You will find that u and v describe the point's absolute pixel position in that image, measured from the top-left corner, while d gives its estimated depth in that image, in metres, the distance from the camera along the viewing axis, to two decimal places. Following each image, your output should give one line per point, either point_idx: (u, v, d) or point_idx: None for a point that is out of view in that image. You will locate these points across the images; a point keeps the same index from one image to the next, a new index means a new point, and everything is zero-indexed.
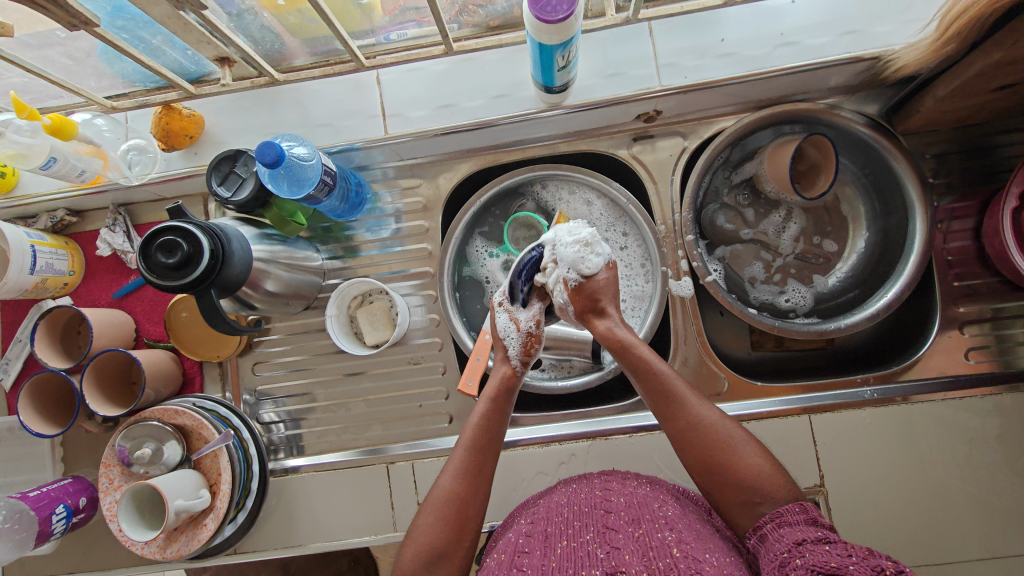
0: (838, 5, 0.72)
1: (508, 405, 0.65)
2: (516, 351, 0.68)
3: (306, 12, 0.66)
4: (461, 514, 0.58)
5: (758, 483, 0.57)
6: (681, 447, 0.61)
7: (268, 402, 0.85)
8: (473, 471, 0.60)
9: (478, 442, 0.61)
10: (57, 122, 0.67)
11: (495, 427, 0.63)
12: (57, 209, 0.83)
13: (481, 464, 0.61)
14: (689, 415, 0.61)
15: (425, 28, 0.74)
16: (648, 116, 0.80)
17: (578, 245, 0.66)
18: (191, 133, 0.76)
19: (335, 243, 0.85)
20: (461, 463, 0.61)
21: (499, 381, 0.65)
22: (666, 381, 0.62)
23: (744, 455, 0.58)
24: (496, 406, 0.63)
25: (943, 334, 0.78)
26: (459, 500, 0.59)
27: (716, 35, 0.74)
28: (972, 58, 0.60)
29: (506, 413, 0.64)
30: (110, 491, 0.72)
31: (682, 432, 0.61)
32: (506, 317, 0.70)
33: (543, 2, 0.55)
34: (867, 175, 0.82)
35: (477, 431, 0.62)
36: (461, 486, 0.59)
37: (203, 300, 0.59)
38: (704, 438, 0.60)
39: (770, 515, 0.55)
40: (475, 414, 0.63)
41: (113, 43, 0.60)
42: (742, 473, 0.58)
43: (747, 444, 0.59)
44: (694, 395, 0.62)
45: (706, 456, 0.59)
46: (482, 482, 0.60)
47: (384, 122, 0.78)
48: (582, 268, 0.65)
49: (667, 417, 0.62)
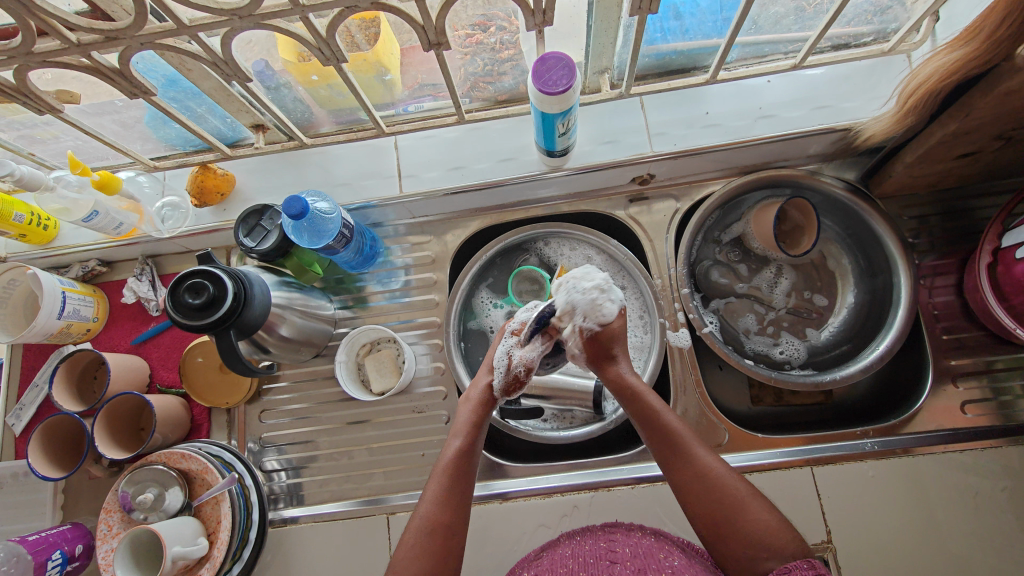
0: (810, 84, 0.80)
1: (482, 429, 0.66)
2: (498, 382, 0.68)
3: (335, 86, 0.74)
4: (444, 543, 0.59)
5: (766, 538, 0.57)
6: (687, 498, 0.61)
7: (271, 450, 0.86)
8: (452, 499, 0.61)
9: (455, 468, 0.62)
10: (105, 178, 0.74)
11: (469, 452, 0.64)
12: (89, 259, 0.88)
13: (459, 490, 0.62)
14: (696, 466, 0.61)
15: (440, 102, 0.81)
16: (642, 179, 0.87)
17: (593, 291, 0.66)
18: (223, 190, 0.83)
19: (346, 294, 0.90)
20: (440, 491, 0.61)
21: (474, 405, 0.67)
22: (672, 431, 0.63)
23: (753, 508, 0.59)
24: (472, 431, 0.65)
25: (938, 387, 0.80)
26: (441, 530, 0.59)
27: (701, 108, 0.82)
28: (932, 127, 0.66)
29: (478, 439, 0.65)
30: (107, 539, 0.71)
31: (691, 483, 0.61)
32: (507, 346, 0.70)
33: (546, 78, 0.63)
34: (850, 235, 0.87)
35: (455, 455, 0.63)
36: (441, 514, 0.60)
37: (222, 340, 0.62)
38: (711, 490, 0.60)
39: (778, 569, 0.54)
40: (452, 440, 0.65)
41: (165, 110, 0.67)
42: (750, 527, 0.58)
43: (754, 498, 0.59)
44: (701, 447, 0.63)
45: (713, 508, 0.59)
46: (459, 506, 0.61)
47: (399, 183, 0.85)
48: (598, 316, 0.65)
49: (671, 468, 0.63)
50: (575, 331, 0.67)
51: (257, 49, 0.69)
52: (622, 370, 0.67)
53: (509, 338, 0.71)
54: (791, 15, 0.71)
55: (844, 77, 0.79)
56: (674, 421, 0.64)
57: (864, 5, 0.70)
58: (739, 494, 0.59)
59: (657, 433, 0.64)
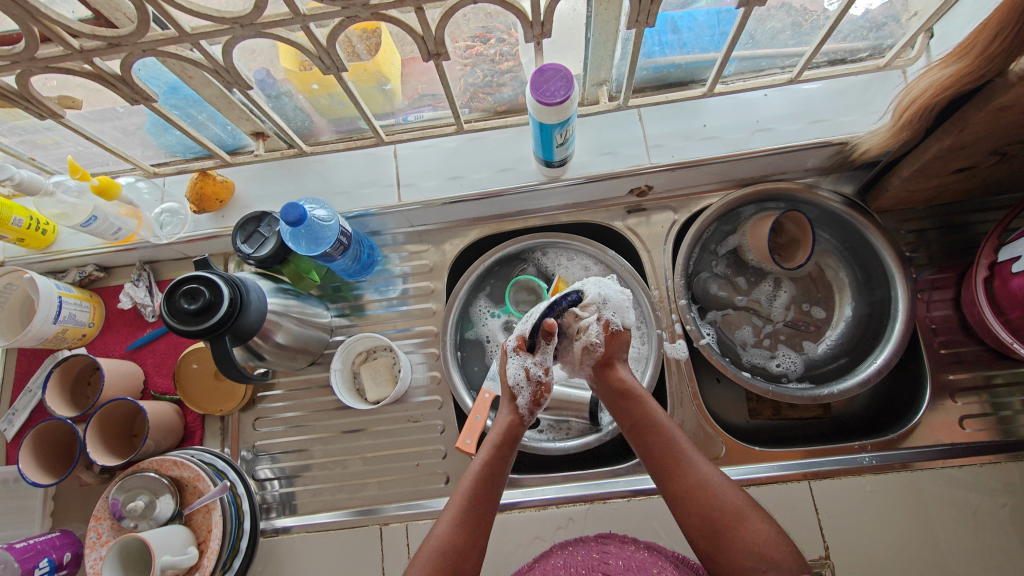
0: (807, 98, 0.81)
1: (508, 456, 0.66)
2: (525, 397, 0.69)
3: (335, 96, 0.75)
4: (457, 568, 0.58)
5: (764, 549, 0.55)
6: (683, 509, 0.61)
7: (265, 458, 0.85)
8: (470, 522, 0.60)
9: (480, 492, 0.62)
10: (104, 183, 0.74)
11: (495, 478, 0.64)
12: (87, 265, 0.88)
13: (477, 515, 0.61)
14: (693, 475, 0.62)
15: (439, 112, 0.82)
16: (640, 191, 0.87)
17: (624, 294, 0.72)
18: (221, 197, 0.84)
19: (343, 302, 0.90)
20: (457, 513, 0.61)
21: (500, 429, 0.67)
22: (671, 439, 0.64)
23: (750, 518, 0.58)
24: (497, 454, 0.65)
25: (937, 402, 0.80)
26: (454, 553, 0.58)
27: (699, 121, 0.82)
28: (928, 142, 0.67)
29: (504, 466, 0.65)
30: (96, 547, 0.70)
31: (688, 492, 0.61)
32: (518, 363, 0.69)
33: (544, 88, 0.64)
34: (847, 248, 0.88)
35: (480, 478, 0.63)
36: (457, 535, 0.59)
37: (217, 346, 0.62)
38: (708, 499, 0.60)
39: None
40: (476, 462, 0.64)
41: (165, 116, 0.68)
42: (747, 536, 0.57)
43: (753, 511, 0.59)
44: (699, 458, 0.64)
45: (711, 518, 0.59)
46: (479, 534, 0.60)
47: (398, 191, 0.86)
48: (625, 315, 0.71)
49: (667, 478, 0.63)
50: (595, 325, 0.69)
51: (259, 59, 0.70)
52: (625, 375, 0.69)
53: (517, 356, 0.70)
54: (787, 30, 0.72)
55: (840, 92, 0.80)
56: (673, 429, 0.65)
57: (859, 21, 0.71)
58: (736, 505, 0.59)
59: (656, 440, 0.65)
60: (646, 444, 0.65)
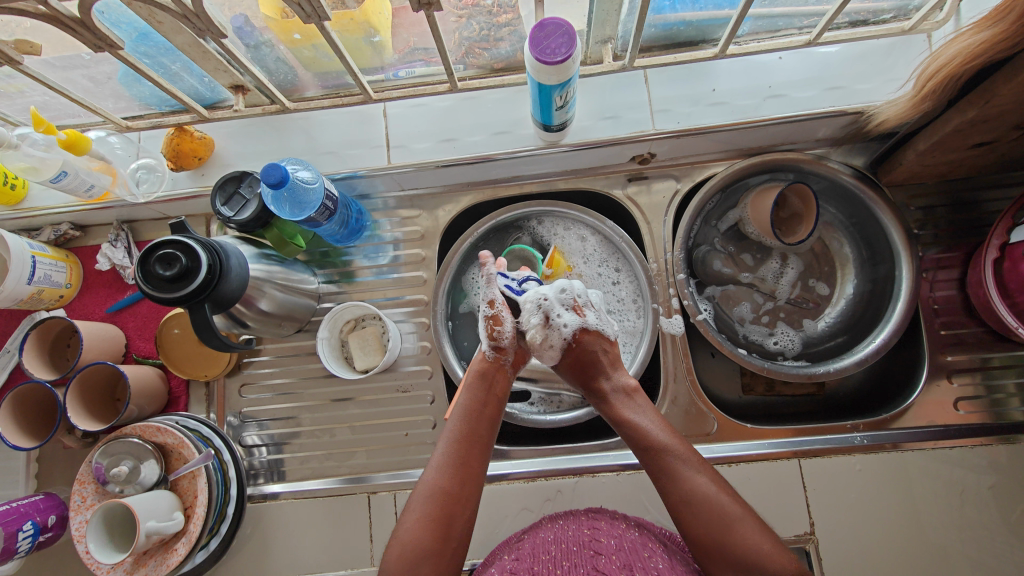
0: (825, 62, 0.76)
1: (487, 395, 0.66)
2: (485, 339, 0.69)
3: (320, 47, 0.70)
4: (447, 509, 0.59)
5: (755, 560, 0.55)
6: (679, 519, 0.60)
7: (252, 425, 0.84)
8: (458, 463, 0.61)
9: (465, 432, 0.63)
10: (72, 138, 0.69)
11: (478, 417, 0.64)
12: (62, 223, 0.84)
13: (466, 456, 0.62)
14: (684, 487, 0.60)
15: (432, 67, 0.78)
16: (642, 158, 0.83)
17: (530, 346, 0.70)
18: (200, 154, 0.79)
19: (332, 268, 0.87)
20: (446, 456, 0.62)
21: (475, 369, 0.68)
22: (660, 449, 0.62)
23: (744, 529, 0.57)
24: (476, 395, 0.66)
25: (932, 383, 0.79)
26: (443, 494, 0.59)
27: (708, 85, 0.78)
28: (949, 114, 0.63)
29: (486, 402, 0.66)
30: (81, 510, 0.69)
31: (681, 504, 0.60)
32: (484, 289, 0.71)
33: (543, 45, 0.59)
34: (854, 224, 0.85)
35: (464, 421, 0.64)
36: (447, 478, 0.60)
37: (197, 314, 0.60)
38: (702, 509, 0.59)
39: None
40: (458, 407, 0.65)
41: (134, 65, 0.63)
42: (741, 548, 0.56)
43: (747, 518, 0.58)
44: (692, 466, 0.61)
45: (704, 529, 0.58)
46: (469, 474, 0.61)
47: (388, 153, 0.81)
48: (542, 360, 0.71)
49: (662, 487, 0.62)
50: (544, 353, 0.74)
51: (240, 3, 0.65)
52: (607, 392, 0.67)
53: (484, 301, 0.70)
54: None
55: (859, 56, 0.75)
56: (663, 439, 0.63)
57: None
58: (728, 514, 0.58)
59: (644, 450, 0.63)
60: (642, 455, 0.64)
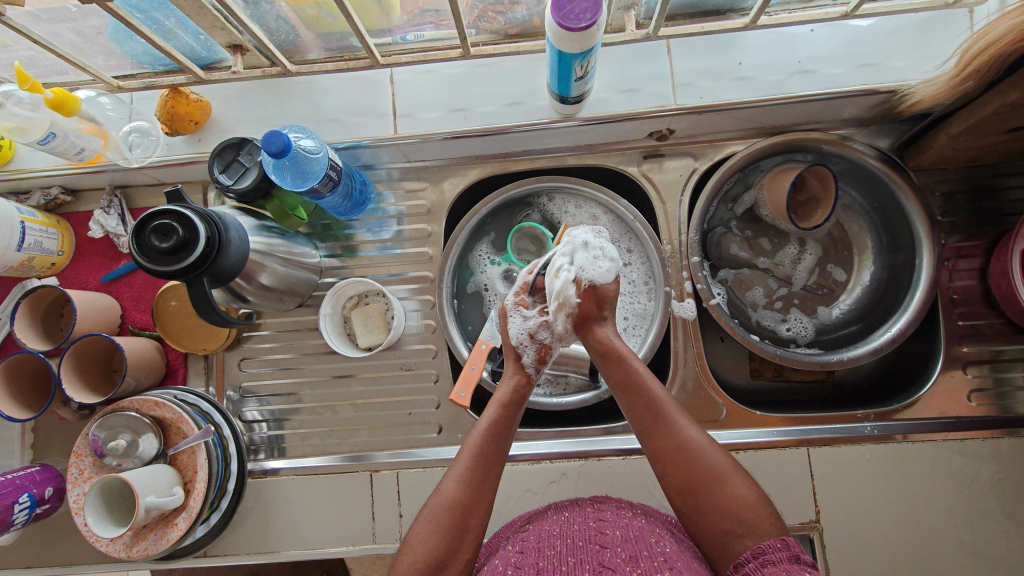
0: (857, 37, 0.72)
1: (516, 417, 0.64)
2: (530, 357, 0.67)
3: (324, 5, 0.66)
4: (462, 523, 0.57)
5: (742, 513, 0.54)
6: (661, 468, 0.59)
7: (252, 400, 0.82)
8: (477, 479, 0.59)
9: (487, 448, 0.60)
10: (59, 96, 0.66)
11: (504, 435, 0.62)
12: (52, 187, 0.81)
13: (486, 473, 0.59)
14: (676, 436, 0.59)
15: (442, 31, 0.73)
16: (660, 134, 0.79)
17: (591, 250, 0.67)
18: (197, 119, 0.75)
19: (334, 241, 0.84)
20: (466, 470, 0.59)
21: (510, 389, 0.65)
22: (653, 398, 0.61)
23: (731, 481, 0.56)
24: (505, 414, 0.62)
25: (946, 373, 0.78)
26: (460, 509, 0.57)
27: (733, 58, 0.74)
28: (988, 96, 0.60)
29: (513, 422, 0.63)
30: (78, 483, 0.68)
31: (667, 453, 0.58)
32: (521, 321, 0.68)
33: (566, 10, 0.55)
34: (875, 209, 0.82)
35: (488, 437, 0.61)
36: (465, 493, 0.58)
37: (194, 288, 0.57)
38: (688, 460, 0.57)
39: (753, 549, 0.52)
40: (483, 421, 0.62)
41: (125, 19, 0.58)
42: (727, 501, 0.55)
43: (736, 472, 0.57)
44: (683, 417, 0.60)
45: (690, 481, 0.57)
46: (485, 492, 0.59)
47: (394, 122, 0.77)
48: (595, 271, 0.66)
49: (648, 435, 0.60)
50: (568, 286, 0.65)
51: None
52: (607, 332, 0.66)
53: (522, 315, 0.68)
54: None
55: (892, 32, 0.72)
56: (659, 391, 0.61)
57: None
58: (717, 467, 0.57)
59: (638, 398, 0.61)
60: (629, 404, 0.62)
